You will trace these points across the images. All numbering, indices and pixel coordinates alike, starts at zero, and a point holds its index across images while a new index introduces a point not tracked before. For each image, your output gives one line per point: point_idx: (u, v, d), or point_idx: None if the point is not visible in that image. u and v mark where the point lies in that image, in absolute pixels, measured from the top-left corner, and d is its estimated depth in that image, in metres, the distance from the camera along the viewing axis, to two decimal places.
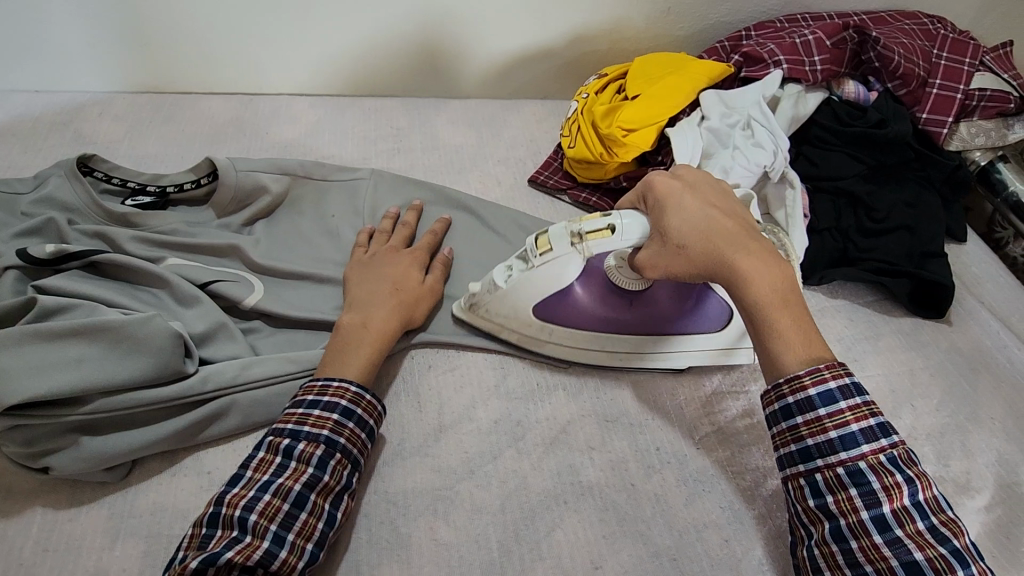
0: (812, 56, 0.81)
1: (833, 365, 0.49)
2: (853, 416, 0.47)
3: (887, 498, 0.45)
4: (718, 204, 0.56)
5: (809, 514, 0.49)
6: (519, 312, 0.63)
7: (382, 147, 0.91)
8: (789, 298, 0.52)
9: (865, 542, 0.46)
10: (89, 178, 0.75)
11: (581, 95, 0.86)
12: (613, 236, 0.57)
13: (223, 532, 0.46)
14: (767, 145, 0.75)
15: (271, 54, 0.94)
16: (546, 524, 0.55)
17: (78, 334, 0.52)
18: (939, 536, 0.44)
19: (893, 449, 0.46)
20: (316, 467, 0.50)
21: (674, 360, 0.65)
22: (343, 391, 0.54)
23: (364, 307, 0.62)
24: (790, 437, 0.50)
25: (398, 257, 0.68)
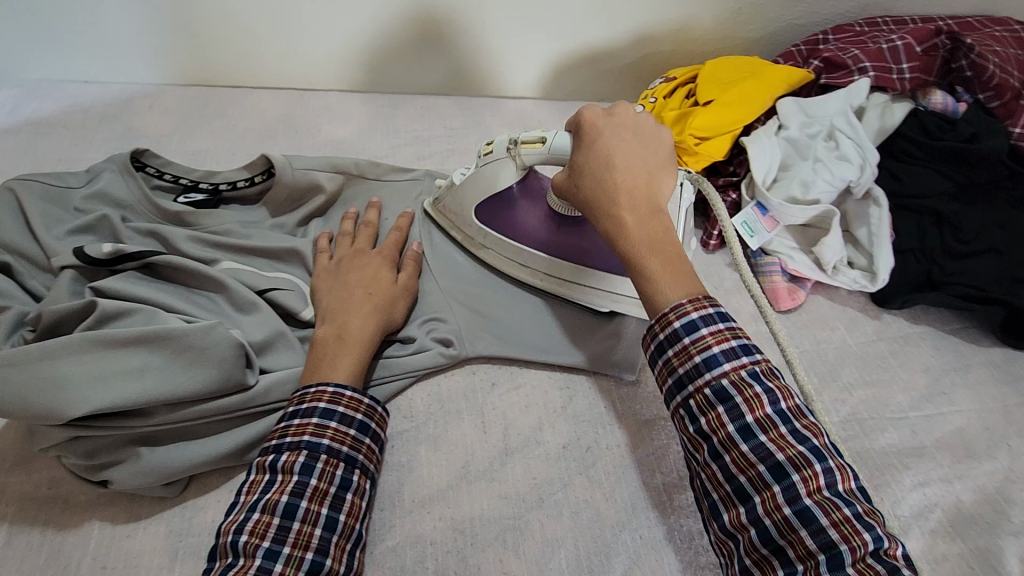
0: (900, 63, 0.77)
1: (695, 299, 0.49)
2: (716, 341, 0.47)
3: (749, 409, 0.45)
4: (635, 148, 0.57)
5: (691, 442, 0.48)
6: (464, 213, 0.68)
7: (436, 148, 0.88)
8: (663, 246, 0.52)
9: (734, 454, 0.45)
10: (142, 173, 0.73)
11: (647, 99, 0.82)
12: (543, 147, 0.60)
13: (221, 560, 0.44)
14: (853, 159, 0.70)
15: (324, 48, 0.92)
16: (621, 561, 0.51)
17: (139, 343, 0.49)
18: (799, 438, 0.44)
19: (754, 365, 0.47)
20: (301, 473, 0.47)
21: (599, 300, 0.65)
22: (321, 393, 0.51)
23: (337, 314, 0.58)
24: (666, 372, 0.50)
25: (367, 258, 0.65)
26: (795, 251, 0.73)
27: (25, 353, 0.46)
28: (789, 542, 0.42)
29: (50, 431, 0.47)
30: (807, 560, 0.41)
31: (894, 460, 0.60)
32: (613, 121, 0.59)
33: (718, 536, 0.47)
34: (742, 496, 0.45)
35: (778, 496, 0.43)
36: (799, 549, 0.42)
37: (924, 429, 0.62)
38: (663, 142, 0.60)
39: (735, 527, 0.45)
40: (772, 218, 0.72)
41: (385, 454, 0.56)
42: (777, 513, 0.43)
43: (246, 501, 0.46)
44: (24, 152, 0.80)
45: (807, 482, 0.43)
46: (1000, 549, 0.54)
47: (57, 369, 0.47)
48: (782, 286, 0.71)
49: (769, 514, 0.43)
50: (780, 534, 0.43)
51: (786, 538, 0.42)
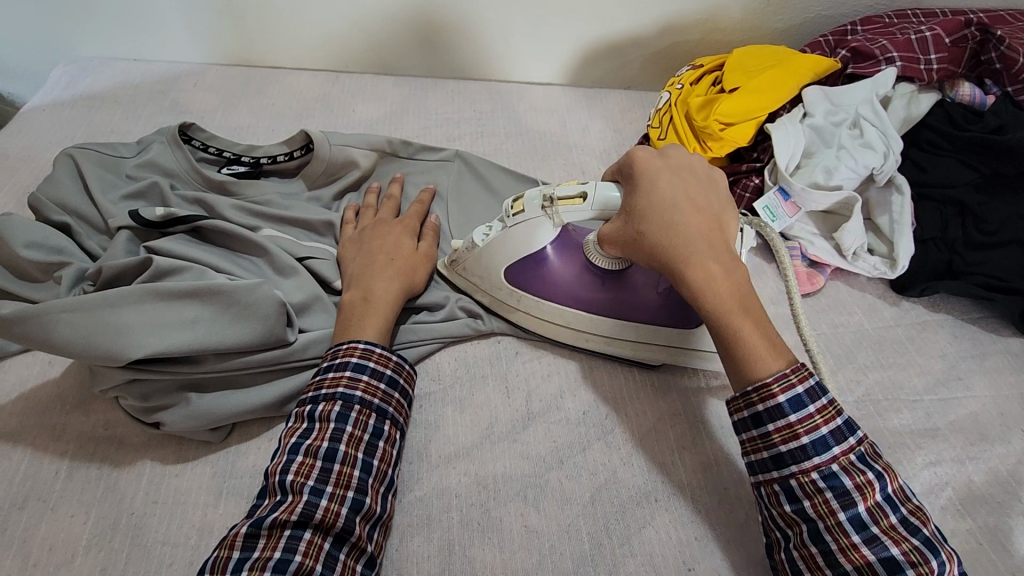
0: (928, 54, 0.77)
1: (798, 369, 0.49)
2: (823, 419, 0.48)
3: (861, 496, 0.46)
4: (701, 196, 0.55)
5: (785, 519, 0.48)
6: (493, 272, 0.64)
7: (466, 130, 0.90)
8: (750, 304, 0.52)
9: (843, 541, 0.46)
10: (188, 145, 0.77)
11: (674, 86, 0.84)
12: (584, 205, 0.57)
13: (270, 498, 0.47)
14: (877, 147, 0.71)
15: (361, 32, 0.95)
16: (636, 522, 0.53)
17: (191, 297, 0.53)
18: (911, 528, 0.45)
19: (860, 447, 0.48)
20: (337, 421, 0.51)
21: (653, 356, 0.63)
22: (353, 348, 0.55)
23: (362, 278, 0.62)
24: (760, 445, 0.49)
25: (389, 228, 0.68)
26: (816, 237, 0.74)
27: (90, 300, 0.50)
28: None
29: (110, 373, 0.51)
30: None
31: (907, 440, 0.61)
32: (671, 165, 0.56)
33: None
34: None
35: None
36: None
37: (938, 412, 0.63)
38: (720, 189, 0.58)
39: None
40: (794, 203, 0.73)
41: (414, 412, 0.59)
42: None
43: (288, 445, 0.50)
44: (79, 124, 0.85)
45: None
46: (1009, 528, 0.55)
47: (117, 317, 0.51)
48: (802, 270, 0.73)
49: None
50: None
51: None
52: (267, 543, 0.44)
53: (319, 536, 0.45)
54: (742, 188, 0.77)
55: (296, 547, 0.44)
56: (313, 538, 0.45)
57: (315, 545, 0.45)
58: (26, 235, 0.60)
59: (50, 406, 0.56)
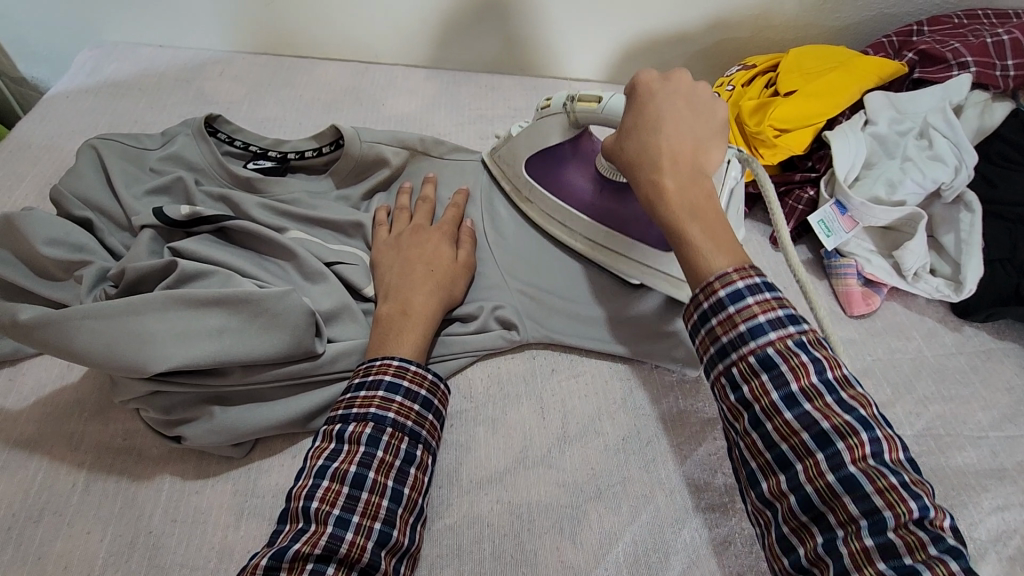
0: (1005, 59, 0.72)
1: (743, 269, 0.46)
2: (760, 309, 0.44)
3: (795, 377, 0.42)
4: (691, 115, 0.54)
5: (730, 411, 0.45)
6: (516, 163, 0.69)
7: (499, 128, 0.87)
8: (702, 212, 0.49)
9: (777, 422, 0.42)
10: (214, 138, 0.74)
11: (724, 87, 0.79)
12: (597, 106, 0.60)
13: (292, 525, 0.45)
14: (948, 160, 0.66)
15: (392, 20, 0.91)
16: (679, 560, 0.50)
17: (217, 304, 0.50)
18: (845, 407, 0.41)
19: (801, 334, 0.44)
20: (367, 444, 0.48)
21: (628, 272, 0.64)
22: (387, 366, 0.52)
23: (401, 290, 0.58)
24: (708, 342, 0.46)
25: (425, 234, 0.64)
26: (873, 254, 0.69)
27: (113, 307, 0.48)
28: (832, 509, 0.39)
29: (133, 384, 0.49)
30: (848, 526, 0.39)
31: (972, 481, 0.57)
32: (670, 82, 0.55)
33: (755, 506, 0.44)
34: (782, 464, 0.42)
35: (821, 464, 0.40)
36: (841, 515, 0.39)
37: (1005, 451, 0.59)
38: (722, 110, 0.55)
39: (773, 496, 0.42)
40: (852, 218, 0.68)
41: (445, 432, 0.56)
42: (821, 481, 0.40)
43: (313, 467, 0.47)
44: (103, 112, 0.83)
45: (853, 450, 0.40)
46: None
47: (140, 325, 0.48)
48: (857, 291, 0.68)
49: (812, 481, 0.40)
50: (822, 500, 0.40)
51: (828, 505, 0.40)
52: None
53: (343, 571, 0.43)
54: (794, 199, 0.72)
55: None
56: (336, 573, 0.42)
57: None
58: (47, 231, 0.58)
59: (69, 413, 0.53)
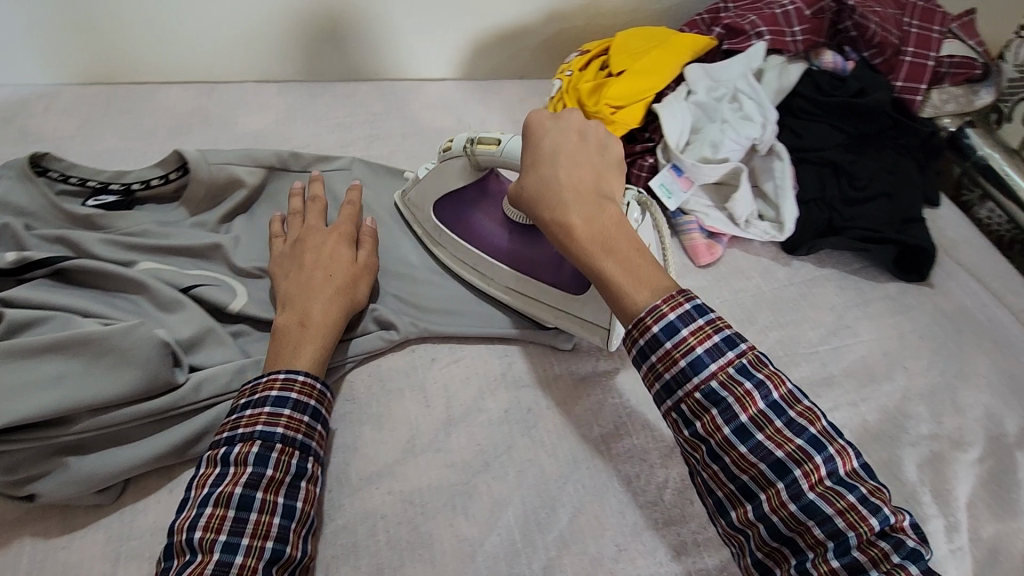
0: (792, 26, 0.82)
1: (670, 299, 0.48)
2: (696, 339, 0.46)
3: (742, 408, 0.45)
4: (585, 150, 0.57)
5: (687, 445, 0.48)
6: (425, 206, 0.70)
7: (360, 134, 0.87)
8: (615, 241, 0.52)
9: (733, 456, 0.45)
10: (44, 178, 0.69)
11: (564, 73, 0.85)
12: (495, 149, 0.62)
13: (179, 558, 0.44)
14: (756, 118, 0.75)
15: (234, 38, 0.89)
16: (567, 510, 0.54)
17: (58, 350, 0.48)
18: (796, 429, 0.45)
19: (741, 358, 0.46)
20: (255, 464, 0.47)
21: (544, 316, 0.64)
22: (273, 381, 0.51)
23: (298, 301, 0.58)
24: (652, 378, 0.49)
25: (321, 236, 0.64)
26: (710, 209, 0.77)
27: None
28: (800, 534, 0.43)
29: None
30: (817, 548, 0.42)
31: (807, 390, 0.65)
32: (564, 123, 0.59)
33: (726, 530, 0.48)
34: (746, 494, 0.45)
35: (782, 493, 0.44)
36: (809, 540, 0.43)
37: (832, 361, 0.68)
38: (614, 143, 0.59)
39: (743, 525, 0.45)
40: (687, 178, 0.76)
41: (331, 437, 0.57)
42: (783, 511, 0.44)
43: (197, 495, 0.46)
44: None
45: (810, 476, 0.43)
46: (899, 459, 0.61)
47: None
48: (701, 243, 0.76)
49: (776, 511, 0.44)
50: (790, 529, 0.43)
51: (795, 531, 0.43)
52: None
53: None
54: (638, 168, 0.79)
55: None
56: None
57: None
58: None
59: None
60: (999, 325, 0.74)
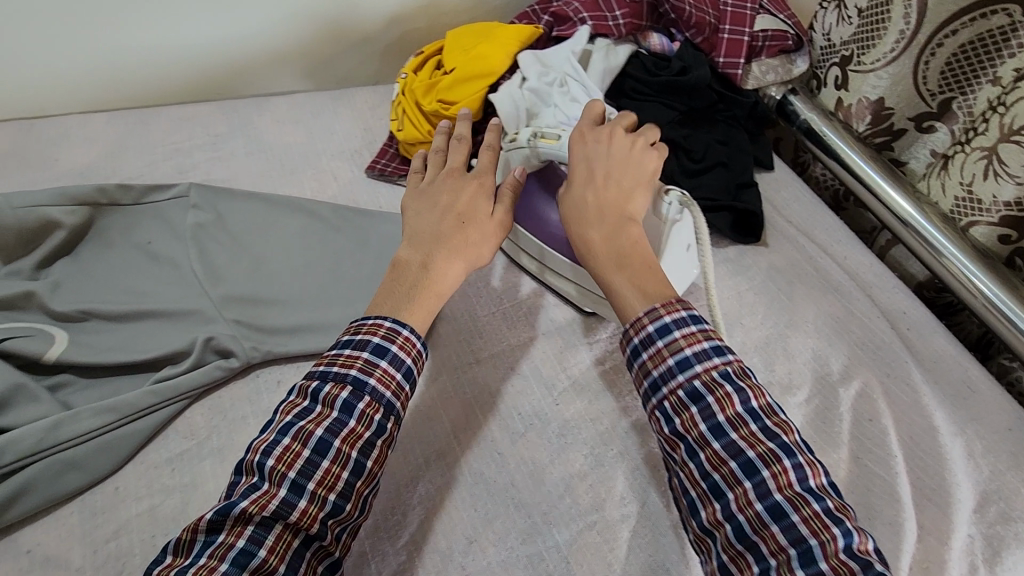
0: (614, 10, 0.85)
1: (668, 303, 0.52)
2: (686, 341, 0.50)
3: (721, 407, 0.48)
4: (618, 170, 0.61)
5: (669, 443, 0.50)
6: None
7: (200, 158, 0.84)
8: (630, 258, 0.56)
9: (708, 452, 0.47)
10: None
11: (401, 77, 0.86)
12: (558, 143, 0.67)
13: (248, 478, 0.46)
14: (582, 99, 0.77)
15: (46, 69, 0.83)
16: (417, 513, 0.55)
17: None
18: (770, 434, 0.46)
19: (727, 365, 0.49)
20: (341, 411, 0.48)
21: (583, 301, 0.70)
22: (377, 326, 0.52)
23: (431, 241, 0.58)
24: (641, 375, 0.51)
25: (460, 183, 0.63)
26: None
27: None
28: (762, 537, 0.44)
29: None
30: (778, 555, 0.43)
31: None
32: (601, 138, 0.63)
33: (696, 535, 0.48)
34: (716, 493, 0.46)
35: (749, 493, 0.45)
36: (771, 544, 0.43)
37: None
38: (651, 164, 0.62)
39: (711, 525, 0.46)
40: None
41: (166, 479, 0.55)
42: (750, 510, 0.45)
43: (281, 421, 0.48)
44: None
45: (778, 478, 0.45)
46: None
47: None
48: None
49: (742, 510, 0.45)
50: (753, 530, 0.44)
51: (759, 534, 0.44)
52: (229, 533, 0.43)
53: (288, 533, 0.44)
54: None
55: (259, 543, 0.43)
56: (281, 534, 0.44)
57: (282, 543, 0.44)
58: None
59: None
60: (826, 274, 0.81)
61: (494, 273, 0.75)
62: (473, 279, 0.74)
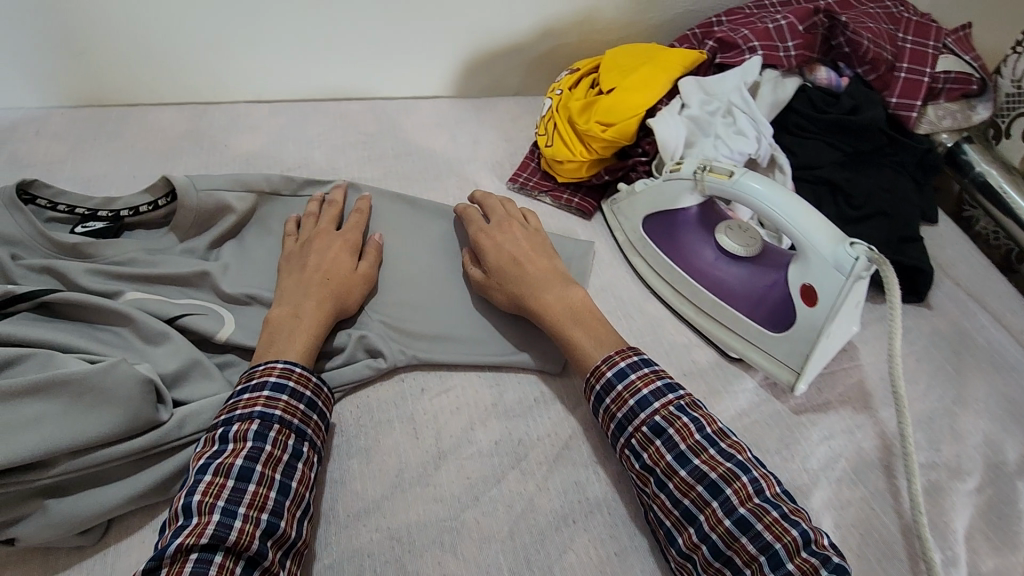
0: (785, 41, 0.81)
1: (622, 351, 0.59)
2: (642, 382, 0.56)
3: (681, 437, 0.52)
4: (530, 249, 0.68)
5: (640, 478, 0.54)
6: (634, 217, 0.75)
7: (352, 155, 0.87)
8: (581, 313, 0.63)
9: (676, 480, 0.51)
10: (31, 206, 0.69)
11: (555, 91, 0.85)
12: (728, 180, 0.64)
13: (175, 524, 0.46)
14: (750, 133, 0.74)
15: (222, 58, 0.88)
16: (558, 547, 0.53)
17: (36, 392, 0.48)
18: (725, 454, 0.51)
19: (679, 399, 0.55)
20: (255, 439, 0.50)
21: (730, 345, 0.67)
22: (270, 369, 0.54)
23: (291, 296, 0.62)
24: (607, 418, 0.57)
25: (329, 241, 0.67)
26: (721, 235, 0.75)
27: None
28: (735, 551, 0.47)
29: None
30: (751, 563, 0.47)
31: (803, 418, 0.64)
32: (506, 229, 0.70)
33: (677, 562, 0.51)
34: (689, 518, 0.50)
35: (717, 511, 0.49)
36: (744, 556, 0.47)
37: (828, 386, 0.67)
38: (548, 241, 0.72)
39: (689, 549, 0.49)
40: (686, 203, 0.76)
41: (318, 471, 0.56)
42: (720, 527, 0.49)
43: (197, 466, 0.49)
44: None
45: (739, 493, 0.49)
46: (898, 489, 0.59)
47: None
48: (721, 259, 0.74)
49: (713, 528, 0.49)
50: (726, 544, 0.48)
51: (732, 547, 0.48)
52: (170, 570, 0.43)
53: (230, 559, 0.44)
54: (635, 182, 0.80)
55: (205, 570, 0.43)
56: (224, 561, 0.44)
57: (226, 569, 0.44)
58: None
59: None
60: (1001, 348, 0.73)
61: (635, 304, 0.72)
62: (613, 307, 0.72)
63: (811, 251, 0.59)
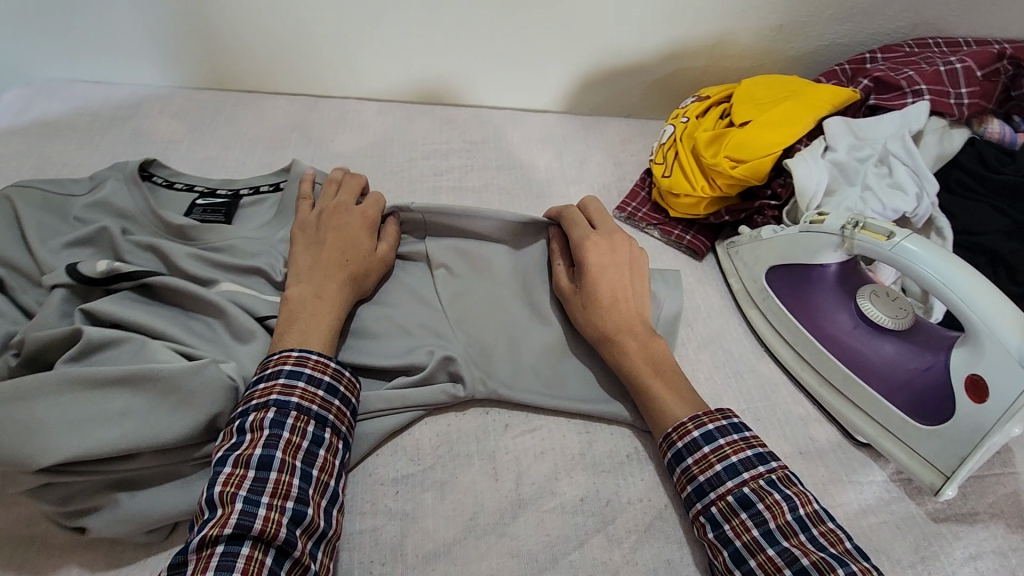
0: (958, 87, 0.72)
1: (710, 413, 0.52)
2: (732, 449, 0.49)
3: (771, 514, 0.46)
4: (630, 276, 0.61)
5: (712, 549, 0.48)
6: (758, 265, 0.68)
7: (454, 163, 0.84)
8: (663, 364, 0.57)
9: (761, 558, 0.45)
10: (149, 182, 0.70)
11: (679, 119, 0.79)
12: (886, 242, 0.56)
13: (201, 518, 0.45)
14: (909, 188, 0.65)
15: (341, 53, 0.88)
16: None
17: (127, 383, 0.47)
18: (818, 544, 0.44)
19: (771, 473, 0.48)
20: (271, 427, 0.48)
21: (860, 427, 0.58)
22: (286, 356, 0.52)
23: (310, 273, 0.59)
24: (684, 480, 0.51)
25: (347, 217, 0.64)
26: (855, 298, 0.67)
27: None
28: None
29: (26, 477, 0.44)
30: None
31: (944, 529, 0.54)
32: (611, 248, 0.62)
33: None
34: None
35: None
36: None
37: (975, 493, 0.56)
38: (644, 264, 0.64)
39: None
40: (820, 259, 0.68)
41: (389, 500, 0.53)
42: None
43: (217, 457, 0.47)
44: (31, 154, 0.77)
45: None
46: None
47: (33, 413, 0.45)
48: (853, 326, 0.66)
49: None
50: None
51: None
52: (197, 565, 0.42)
53: (259, 550, 0.43)
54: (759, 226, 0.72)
55: (230, 563, 0.42)
56: (252, 553, 0.43)
57: (253, 561, 0.42)
58: None
59: None
60: None
61: (746, 362, 0.65)
62: (721, 363, 0.64)
63: (990, 338, 0.50)
